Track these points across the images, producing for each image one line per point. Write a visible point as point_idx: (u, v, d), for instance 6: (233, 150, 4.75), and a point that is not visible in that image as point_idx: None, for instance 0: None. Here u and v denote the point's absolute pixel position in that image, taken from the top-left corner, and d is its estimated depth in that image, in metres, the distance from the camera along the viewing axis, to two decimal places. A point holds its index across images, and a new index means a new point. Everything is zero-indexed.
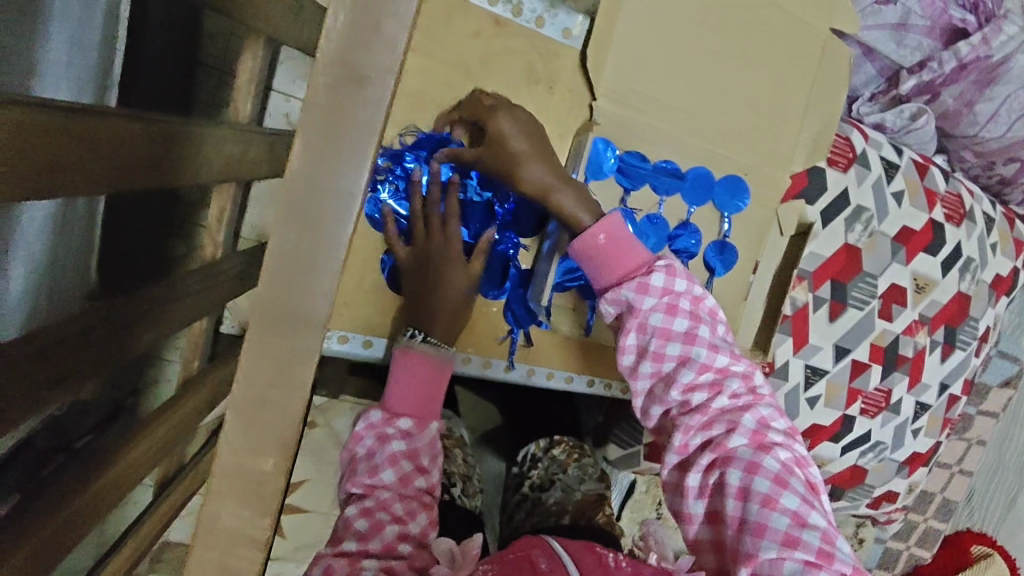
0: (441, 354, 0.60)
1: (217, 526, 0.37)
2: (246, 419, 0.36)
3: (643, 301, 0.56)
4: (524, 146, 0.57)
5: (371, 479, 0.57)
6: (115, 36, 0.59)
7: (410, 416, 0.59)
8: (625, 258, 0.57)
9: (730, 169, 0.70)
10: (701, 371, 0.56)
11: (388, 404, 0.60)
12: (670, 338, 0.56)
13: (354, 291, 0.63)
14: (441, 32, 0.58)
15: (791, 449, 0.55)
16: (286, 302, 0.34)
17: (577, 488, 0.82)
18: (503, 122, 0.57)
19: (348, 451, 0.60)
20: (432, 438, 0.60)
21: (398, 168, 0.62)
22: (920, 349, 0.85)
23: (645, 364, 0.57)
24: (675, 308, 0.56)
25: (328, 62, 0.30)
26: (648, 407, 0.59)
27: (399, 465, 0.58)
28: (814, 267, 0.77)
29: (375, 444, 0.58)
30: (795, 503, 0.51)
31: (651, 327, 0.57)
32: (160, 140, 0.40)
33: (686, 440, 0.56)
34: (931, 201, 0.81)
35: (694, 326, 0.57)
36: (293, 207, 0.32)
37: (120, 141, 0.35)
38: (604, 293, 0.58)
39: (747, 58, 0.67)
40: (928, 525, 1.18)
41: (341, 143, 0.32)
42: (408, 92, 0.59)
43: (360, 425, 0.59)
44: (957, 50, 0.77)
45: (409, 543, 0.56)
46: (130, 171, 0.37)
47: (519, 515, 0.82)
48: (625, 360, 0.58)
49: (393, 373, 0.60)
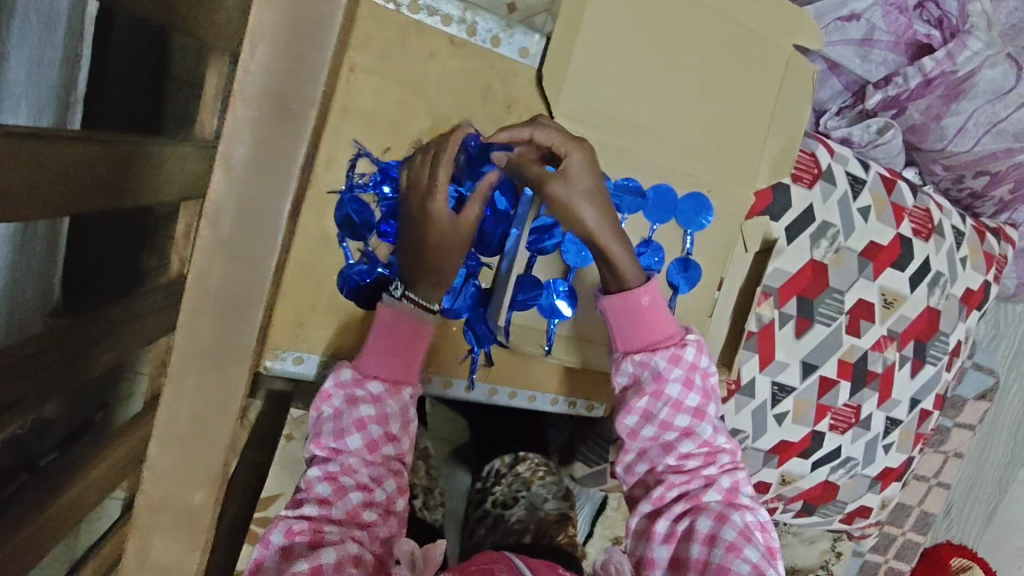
0: (418, 311, 0.59)
1: (147, 557, 0.38)
2: (174, 453, 0.37)
3: (672, 373, 0.64)
4: (588, 186, 0.58)
5: (338, 443, 0.57)
6: (77, 53, 0.70)
7: (383, 381, 0.59)
8: (662, 329, 0.65)
9: (694, 186, 0.69)
10: (700, 443, 0.66)
11: (361, 365, 0.59)
12: (681, 410, 0.65)
13: (311, 313, 0.61)
14: (396, 52, 0.56)
15: (756, 514, 0.65)
16: (219, 334, 0.35)
17: (541, 506, 0.82)
18: (576, 159, 0.57)
19: (314, 409, 0.59)
20: (404, 405, 0.60)
21: (376, 179, 0.58)
22: (890, 364, 0.85)
23: (649, 428, 0.66)
24: (694, 385, 0.65)
25: (253, 97, 0.33)
26: (635, 464, 0.67)
27: (367, 431, 0.58)
28: (779, 284, 0.76)
29: (344, 405, 0.58)
30: (755, 556, 0.59)
31: (666, 396, 0.64)
32: (128, 155, 0.55)
33: (663, 493, 0.64)
34: (899, 216, 0.81)
35: (704, 403, 0.66)
36: (225, 239, 0.34)
37: (86, 166, 0.48)
38: (632, 354, 0.65)
39: (709, 76, 0.67)
40: (906, 538, 1.17)
41: (267, 175, 0.34)
42: (363, 112, 0.57)
43: (330, 383, 0.59)
44: (922, 66, 0.77)
45: (373, 510, 0.57)
46: (107, 187, 0.52)
47: (480, 531, 0.83)
48: (629, 420, 0.66)
49: (372, 334, 0.59)
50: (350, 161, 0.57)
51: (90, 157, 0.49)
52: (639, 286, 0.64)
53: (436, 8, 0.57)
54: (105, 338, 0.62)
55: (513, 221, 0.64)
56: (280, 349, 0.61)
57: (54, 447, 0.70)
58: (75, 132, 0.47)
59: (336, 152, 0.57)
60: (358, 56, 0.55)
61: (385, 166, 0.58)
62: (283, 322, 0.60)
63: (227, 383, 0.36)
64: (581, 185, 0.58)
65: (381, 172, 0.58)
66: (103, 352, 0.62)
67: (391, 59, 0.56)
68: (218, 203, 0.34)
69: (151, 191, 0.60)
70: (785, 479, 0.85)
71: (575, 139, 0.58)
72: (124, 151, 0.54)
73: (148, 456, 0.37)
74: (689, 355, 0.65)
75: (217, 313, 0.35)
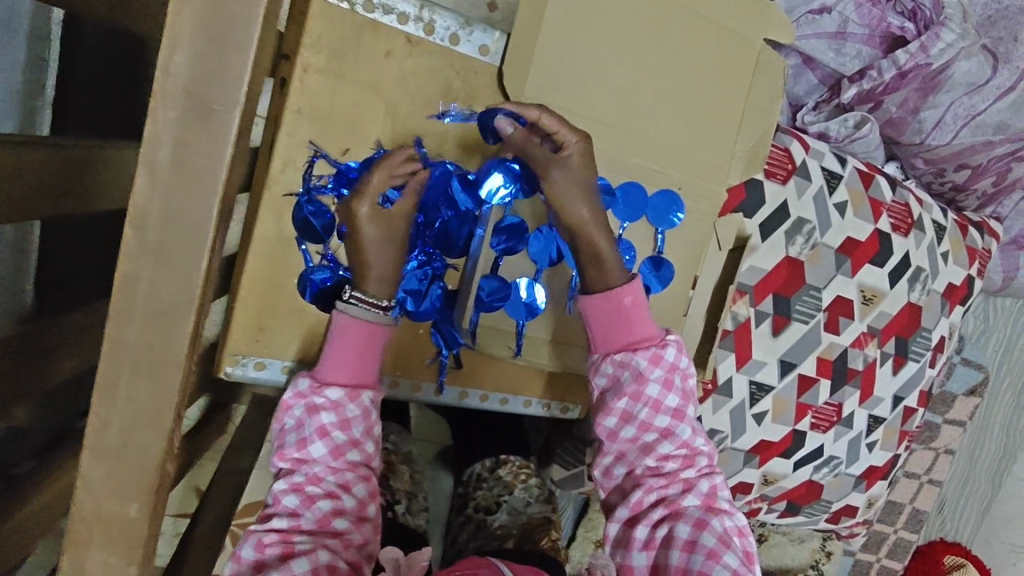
0: (373, 316, 0.58)
1: (83, 570, 0.38)
2: (108, 464, 0.37)
3: (653, 373, 0.64)
4: (582, 177, 0.59)
5: (300, 452, 0.57)
6: (43, 58, 0.73)
7: (342, 385, 0.59)
8: (642, 330, 0.64)
9: (665, 184, 0.68)
10: (679, 445, 0.64)
11: (318, 374, 0.59)
12: (660, 411, 0.64)
13: (273, 318, 0.60)
14: (352, 52, 0.55)
15: (735, 518, 0.64)
16: (148, 341, 0.35)
17: (523, 510, 0.82)
18: (573, 150, 0.59)
19: (276, 421, 0.59)
20: (365, 408, 0.60)
21: (335, 180, 0.57)
22: (871, 361, 0.83)
23: (628, 429, 0.65)
24: (675, 385, 0.65)
25: (172, 100, 0.32)
26: (613, 467, 0.66)
27: (329, 436, 0.57)
28: (754, 282, 0.76)
29: (304, 414, 0.58)
30: (735, 561, 0.59)
31: (645, 396, 0.64)
32: (87, 160, 0.56)
33: (642, 497, 0.63)
34: (877, 212, 0.80)
35: (683, 404, 0.65)
36: (154, 247, 0.34)
37: (43, 172, 0.49)
38: (612, 354, 0.65)
39: (676, 71, 0.66)
40: (897, 536, 1.15)
41: (193, 181, 0.33)
42: (319, 113, 0.56)
43: (289, 394, 0.58)
44: (896, 59, 0.76)
45: (344, 518, 0.56)
46: (69, 192, 0.53)
47: (463, 537, 0.82)
48: (608, 422, 0.65)
49: (329, 339, 0.59)
50: (307, 163, 0.56)
51: (41, 163, 0.49)
52: (620, 286, 0.63)
53: (391, 7, 0.56)
54: (65, 345, 0.62)
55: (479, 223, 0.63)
56: (240, 354, 0.60)
57: (32, 455, 0.68)
58: (31, 138, 0.48)
59: (292, 156, 0.56)
60: (311, 56, 0.54)
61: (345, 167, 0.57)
62: (243, 326, 0.59)
63: (157, 394, 0.36)
64: (576, 174, 0.59)
65: (338, 173, 0.57)
66: (65, 359, 0.62)
67: (346, 60, 0.55)
68: (142, 209, 0.34)
69: (112, 195, 0.61)
70: (767, 480, 0.84)
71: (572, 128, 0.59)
72: (75, 156, 0.54)
73: (81, 467, 0.37)
74: (669, 355, 0.65)
75: (148, 321, 0.35)
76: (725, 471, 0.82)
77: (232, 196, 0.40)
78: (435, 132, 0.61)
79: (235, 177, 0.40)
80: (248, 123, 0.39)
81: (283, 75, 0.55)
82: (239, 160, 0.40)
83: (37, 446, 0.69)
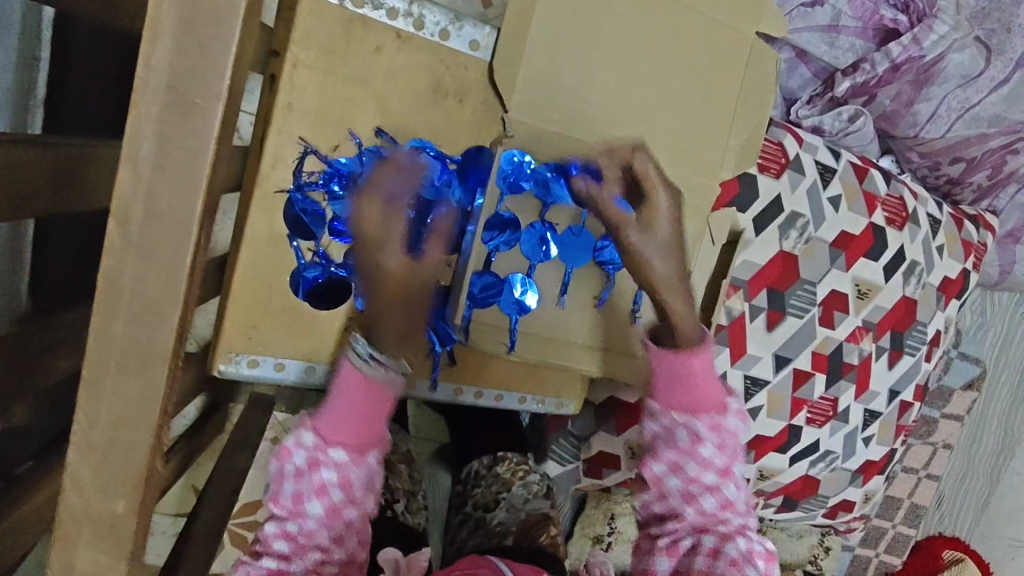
0: (385, 377, 0.56)
1: (72, 569, 0.38)
2: (96, 461, 0.37)
3: (710, 436, 0.61)
4: (667, 232, 0.57)
5: (296, 505, 0.56)
6: (35, 58, 0.73)
7: (347, 446, 0.57)
8: (710, 393, 0.61)
9: (657, 178, 0.68)
10: (723, 503, 0.61)
11: (324, 427, 0.57)
12: (711, 470, 0.61)
13: (264, 315, 0.60)
14: (341, 48, 0.55)
15: None
16: (135, 337, 0.35)
17: (522, 507, 0.82)
18: (661, 202, 0.56)
19: (274, 463, 0.58)
20: (368, 467, 0.59)
21: (328, 177, 0.57)
22: (866, 356, 0.83)
23: (674, 479, 0.62)
24: (729, 447, 0.62)
25: (154, 94, 0.32)
26: (651, 505, 0.64)
27: (327, 496, 0.56)
28: (747, 277, 0.76)
29: (305, 466, 0.56)
30: None
31: (697, 453, 0.61)
32: (79, 159, 0.55)
33: (676, 539, 0.61)
34: (871, 205, 0.80)
35: (735, 466, 0.62)
36: (140, 242, 0.34)
37: (35, 170, 0.49)
38: (673, 411, 0.61)
39: (668, 65, 0.66)
40: (896, 532, 1.15)
41: (175, 175, 0.33)
42: (310, 109, 0.56)
43: (292, 443, 0.57)
44: (889, 51, 0.77)
45: (332, 568, 0.57)
46: (61, 191, 0.53)
47: (462, 535, 0.82)
48: (655, 467, 0.62)
49: (336, 392, 0.57)
50: (297, 159, 0.56)
51: (34, 162, 0.49)
52: (693, 348, 0.60)
53: (380, 3, 0.56)
54: (60, 345, 0.62)
55: (472, 218, 0.63)
56: (232, 352, 0.60)
57: (30, 455, 0.68)
58: (23, 137, 0.48)
59: (282, 152, 0.56)
60: (300, 52, 0.54)
61: (336, 165, 0.57)
62: (235, 323, 0.59)
63: (145, 391, 0.36)
64: (659, 233, 0.57)
65: (329, 170, 0.57)
66: (60, 358, 0.62)
67: (336, 55, 0.55)
68: (125, 204, 0.34)
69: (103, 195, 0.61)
70: (764, 475, 0.84)
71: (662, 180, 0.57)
72: (69, 154, 0.54)
73: (69, 465, 0.37)
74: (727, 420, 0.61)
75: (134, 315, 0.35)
76: None
77: (218, 192, 0.40)
78: (426, 128, 0.61)
79: (221, 173, 0.41)
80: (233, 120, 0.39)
81: (272, 71, 0.55)
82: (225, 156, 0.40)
83: (34, 447, 0.69)
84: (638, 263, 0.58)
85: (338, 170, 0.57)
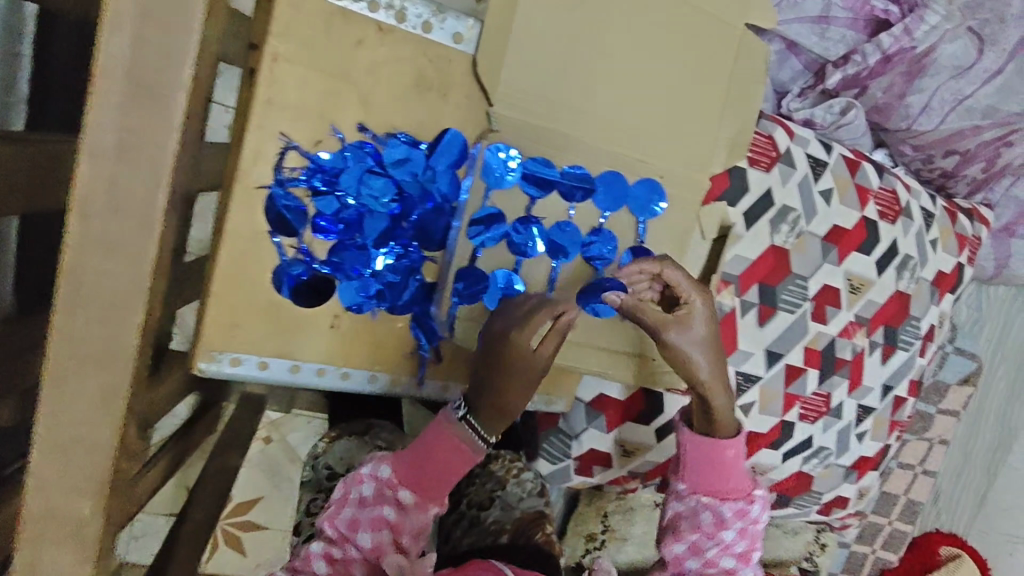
0: (473, 440, 0.62)
1: (36, 568, 0.39)
2: (56, 460, 0.38)
3: (732, 522, 0.67)
4: (705, 333, 0.65)
5: (348, 531, 0.59)
6: (17, 52, 0.72)
7: (414, 492, 0.61)
8: (735, 481, 0.68)
9: (645, 172, 0.68)
10: None
11: (401, 468, 0.61)
12: (729, 552, 0.67)
13: (244, 310, 0.59)
14: (321, 41, 0.54)
15: None
16: (100, 323, 0.38)
17: (516, 506, 0.81)
18: (700, 306, 0.64)
19: (342, 486, 0.62)
20: (425, 522, 0.61)
21: (310, 173, 0.57)
22: (859, 351, 0.83)
23: (693, 558, 0.67)
24: (748, 535, 0.68)
25: (115, 87, 0.34)
26: None
27: (379, 531, 0.59)
28: (738, 272, 0.75)
29: (370, 495, 0.61)
30: None
31: (720, 537, 0.67)
32: (60, 156, 0.55)
33: None
34: (863, 198, 0.79)
35: (751, 549, 0.68)
36: (102, 238, 0.36)
37: (13, 169, 0.48)
38: (699, 494, 0.68)
39: (655, 57, 0.65)
40: (892, 528, 1.14)
41: (135, 165, 0.35)
42: (289, 104, 0.55)
43: (367, 469, 0.62)
44: (880, 42, 0.76)
45: None
46: (42, 190, 0.53)
47: (457, 534, 0.80)
48: (677, 546, 0.68)
49: (422, 435, 0.62)
50: (278, 154, 0.55)
51: (11, 161, 0.48)
52: (726, 438, 0.68)
53: None
54: (41, 344, 0.62)
55: (455, 213, 0.63)
56: (215, 350, 0.59)
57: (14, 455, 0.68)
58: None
59: (263, 147, 0.55)
60: (279, 45, 0.53)
61: (318, 161, 0.57)
62: (216, 320, 0.58)
63: None
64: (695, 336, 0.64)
65: (311, 166, 0.57)
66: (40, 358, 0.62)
67: (315, 49, 0.54)
68: (86, 200, 0.35)
69: None
70: (756, 472, 0.83)
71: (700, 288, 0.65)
72: (51, 152, 0.53)
73: (31, 466, 0.38)
74: (753, 509, 0.68)
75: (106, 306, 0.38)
76: None
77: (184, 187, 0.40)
78: (409, 122, 0.59)
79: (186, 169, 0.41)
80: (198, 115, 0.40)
81: (251, 66, 0.54)
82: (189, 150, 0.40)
83: (18, 446, 0.69)
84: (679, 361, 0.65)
85: (321, 166, 0.57)
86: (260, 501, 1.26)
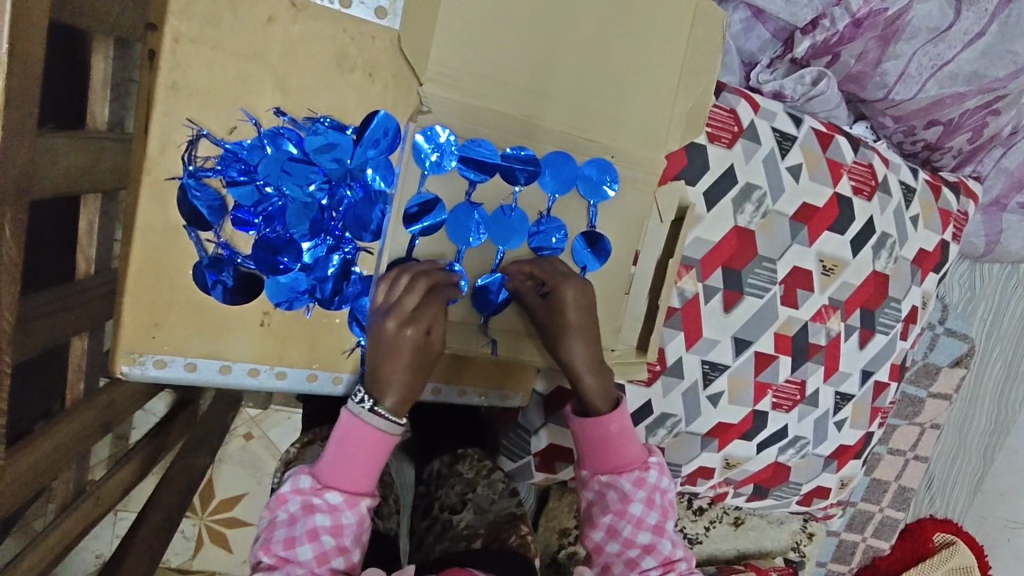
0: (386, 424, 0.61)
1: None
2: None
3: (636, 495, 0.66)
4: (578, 319, 0.64)
5: (286, 551, 0.58)
6: None
7: (341, 490, 0.60)
8: (629, 453, 0.67)
9: (595, 151, 0.63)
10: (662, 560, 0.64)
11: (320, 473, 0.61)
12: (642, 527, 0.65)
13: (168, 310, 0.54)
14: (227, 20, 0.50)
15: None
16: None
17: (489, 508, 0.78)
18: (571, 292, 0.63)
19: (270, 511, 0.61)
20: (361, 516, 0.61)
21: (225, 162, 0.53)
22: (835, 335, 0.80)
23: (613, 543, 0.65)
24: (657, 504, 0.66)
25: None
26: None
27: (318, 540, 0.59)
28: (699, 256, 0.72)
29: (299, 510, 0.60)
30: None
31: (629, 514, 0.65)
32: None
33: None
34: (836, 174, 0.77)
35: (663, 519, 0.66)
36: None
37: None
38: (599, 475, 0.67)
39: (602, 28, 0.60)
40: (884, 515, 1.11)
41: None
42: (197, 89, 0.51)
43: (288, 488, 0.61)
44: (849, 6, 0.76)
45: None
46: None
47: (429, 539, 0.77)
48: (595, 535, 0.67)
49: (334, 440, 0.61)
50: (187, 142, 0.51)
51: None
52: (610, 413, 0.67)
53: None
54: None
55: (388, 199, 0.59)
56: (136, 352, 0.54)
57: None
58: None
59: (171, 136, 0.51)
60: (180, 24, 0.49)
61: (233, 149, 0.53)
62: (136, 325, 0.53)
63: None
64: (577, 325, 0.64)
65: (225, 154, 0.53)
66: None
67: (221, 30, 0.50)
68: None
69: None
70: (729, 463, 0.80)
71: (566, 274, 0.63)
72: None
73: None
74: (652, 477, 0.67)
75: None
76: (682, 457, 0.78)
77: (15, 188, 0.43)
78: (332, 105, 0.55)
79: (21, 167, 0.43)
80: (12, 111, 0.40)
81: (152, 47, 0.50)
82: (8, 146, 0.41)
83: None
84: (558, 344, 0.65)
85: (236, 156, 0.53)
86: (245, 498, 1.21)
